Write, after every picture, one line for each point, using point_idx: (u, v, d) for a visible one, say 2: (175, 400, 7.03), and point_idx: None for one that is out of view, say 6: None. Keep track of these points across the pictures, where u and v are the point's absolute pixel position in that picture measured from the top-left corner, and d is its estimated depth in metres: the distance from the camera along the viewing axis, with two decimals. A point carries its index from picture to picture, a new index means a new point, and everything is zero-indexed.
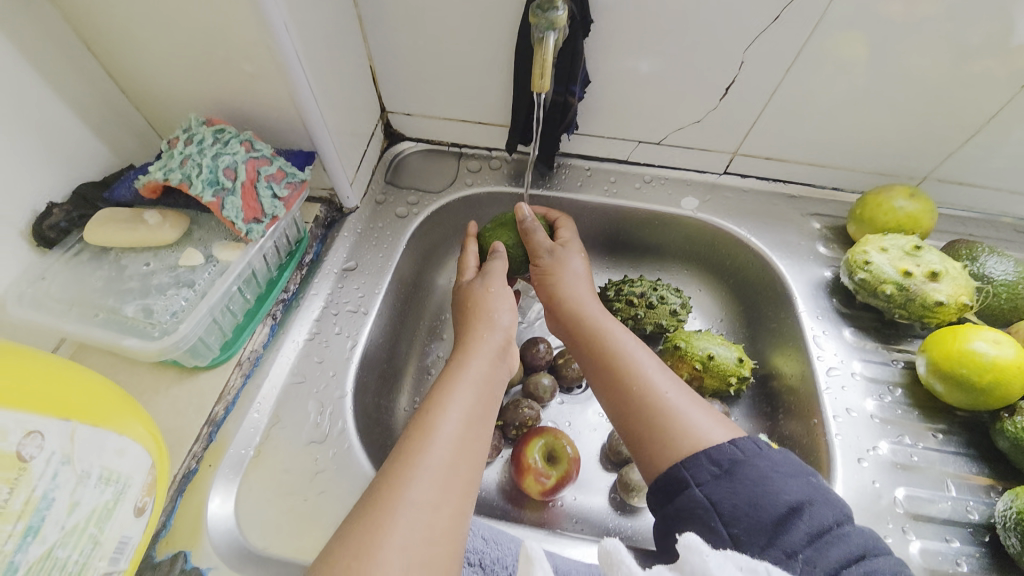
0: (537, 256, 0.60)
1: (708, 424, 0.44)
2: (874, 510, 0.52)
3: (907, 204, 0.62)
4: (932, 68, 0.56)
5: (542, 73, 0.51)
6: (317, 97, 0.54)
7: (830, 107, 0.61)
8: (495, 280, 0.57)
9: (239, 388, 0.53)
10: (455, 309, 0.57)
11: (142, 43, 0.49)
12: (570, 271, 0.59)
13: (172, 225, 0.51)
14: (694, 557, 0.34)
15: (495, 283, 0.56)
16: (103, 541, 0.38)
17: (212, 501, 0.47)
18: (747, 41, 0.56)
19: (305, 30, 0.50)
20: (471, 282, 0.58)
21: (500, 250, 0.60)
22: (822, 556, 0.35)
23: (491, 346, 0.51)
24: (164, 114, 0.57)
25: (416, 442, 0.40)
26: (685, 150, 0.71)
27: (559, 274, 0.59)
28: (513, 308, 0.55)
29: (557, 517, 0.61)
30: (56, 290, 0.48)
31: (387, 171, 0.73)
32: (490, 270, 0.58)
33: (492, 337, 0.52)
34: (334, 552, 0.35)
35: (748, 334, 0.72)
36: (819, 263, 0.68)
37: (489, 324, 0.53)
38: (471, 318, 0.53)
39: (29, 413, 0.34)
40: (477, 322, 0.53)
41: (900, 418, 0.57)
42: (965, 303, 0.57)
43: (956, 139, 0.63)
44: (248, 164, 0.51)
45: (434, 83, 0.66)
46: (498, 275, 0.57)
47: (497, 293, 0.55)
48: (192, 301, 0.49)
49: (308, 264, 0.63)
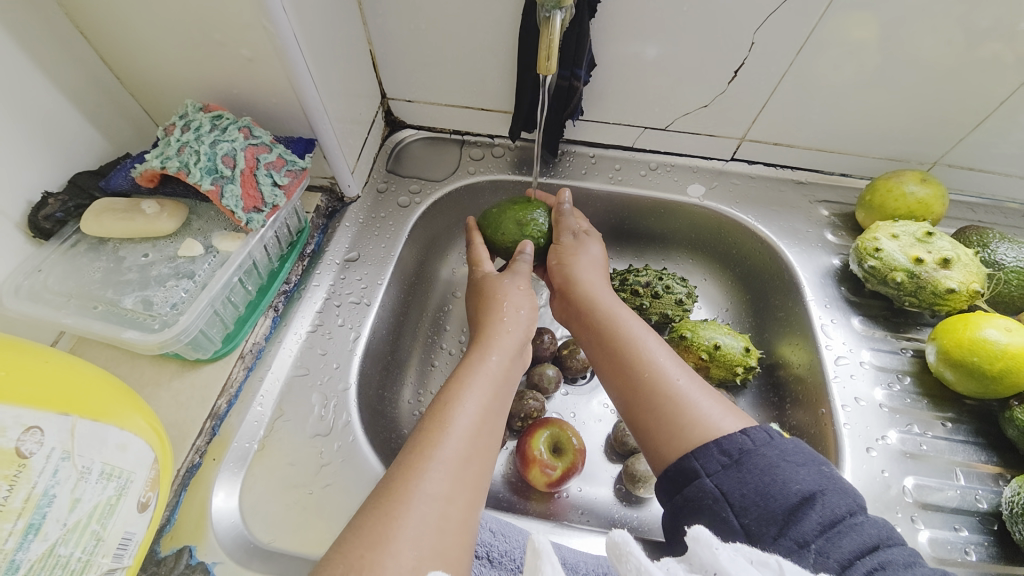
0: (560, 235, 0.61)
1: (718, 413, 0.43)
2: (883, 499, 0.51)
3: (918, 189, 0.61)
4: (946, 50, 0.54)
5: (547, 55, 0.49)
6: (316, 82, 0.52)
7: (841, 91, 0.60)
8: (522, 281, 0.56)
9: (242, 381, 0.53)
10: (472, 296, 0.58)
11: (135, 26, 0.47)
12: (588, 256, 0.59)
13: (169, 215, 0.50)
14: (703, 550, 0.33)
15: (523, 285, 0.56)
16: (106, 537, 0.37)
17: (216, 496, 0.47)
18: (758, 23, 0.54)
19: (303, 13, 0.48)
20: (498, 276, 0.56)
21: (529, 250, 0.58)
22: (835, 547, 0.35)
23: (514, 341, 0.50)
24: (160, 101, 0.56)
25: (433, 434, 0.40)
26: (691, 136, 0.69)
27: (574, 263, 0.58)
28: (536, 309, 0.54)
29: (563, 508, 0.60)
30: (53, 282, 0.47)
31: (388, 159, 0.72)
32: (517, 268, 0.57)
33: (514, 327, 0.51)
34: (346, 542, 0.34)
35: (754, 324, 0.71)
36: (827, 251, 0.67)
37: (512, 317, 0.52)
38: (491, 308, 0.53)
39: (25, 408, 0.34)
40: (492, 312, 0.53)
41: (909, 407, 0.57)
42: (977, 290, 0.56)
43: (968, 123, 0.62)
44: (247, 152, 0.50)
45: (436, 68, 0.64)
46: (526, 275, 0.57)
47: (514, 280, 0.56)
48: (192, 292, 0.48)
49: (310, 255, 0.62)
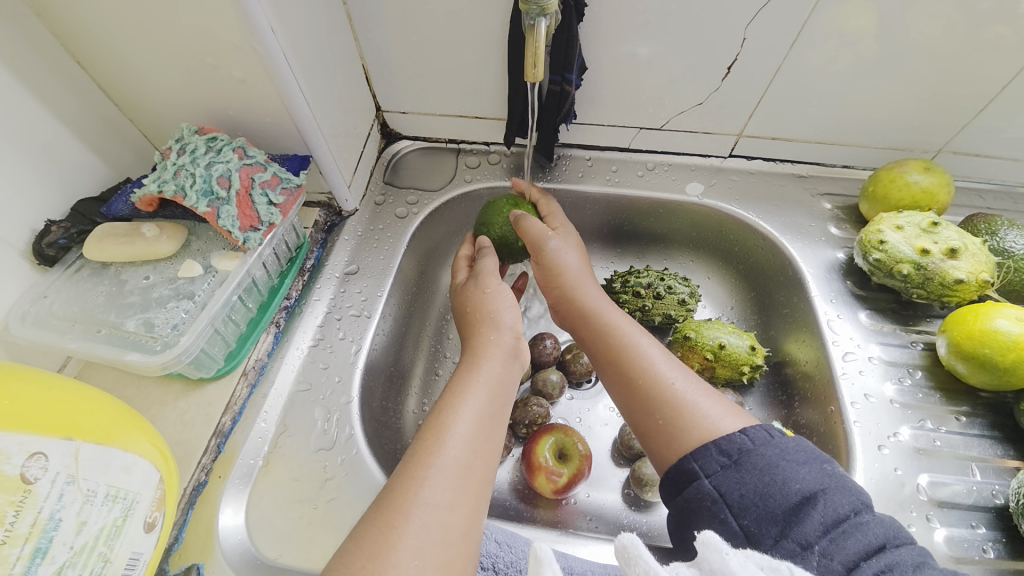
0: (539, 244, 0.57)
1: (717, 413, 0.43)
2: (897, 498, 0.50)
3: (922, 178, 0.60)
4: (942, 36, 0.53)
5: (534, 62, 0.48)
6: (309, 99, 0.53)
7: (838, 82, 0.59)
8: (489, 281, 0.55)
9: (245, 398, 0.53)
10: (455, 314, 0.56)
11: (130, 54, 0.48)
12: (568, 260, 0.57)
13: (169, 237, 0.51)
14: (713, 556, 0.32)
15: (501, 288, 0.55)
16: (113, 558, 0.38)
17: (224, 513, 0.47)
18: (748, 18, 0.54)
19: (293, 33, 0.49)
20: (467, 286, 0.56)
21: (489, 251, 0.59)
22: (839, 548, 0.34)
23: (505, 350, 0.50)
24: (158, 125, 0.57)
25: (430, 443, 0.40)
26: (688, 135, 0.69)
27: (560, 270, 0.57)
28: (516, 305, 0.54)
29: (572, 515, 0.60)
30: (58, 307, 0.48)
31: (386, 171, 0.73)
32: (483, 271, 0.57)
33: (494, 331, 0.51)
34: (347, 553, 0.34)
35: (759, 320, 0.70)
36: (831, 245, 0.66)
37: (498, 327, 0.51)
38: (479, 325, 0.52)
39: (29, 434, 0.34)
40: (479, 321, 0.52)
41: (921, 402, 0.56)
42: (987, 280, 0.54)
43: (969, 109, 0.60)
44: (241, 172, 0.50)
45: (429, 79, 0.65)
46: (492, 275, 0.56)
47: (495, 293, 0.54)
48: (192, 312, 0.49)
49: (310, 269, 0.63)
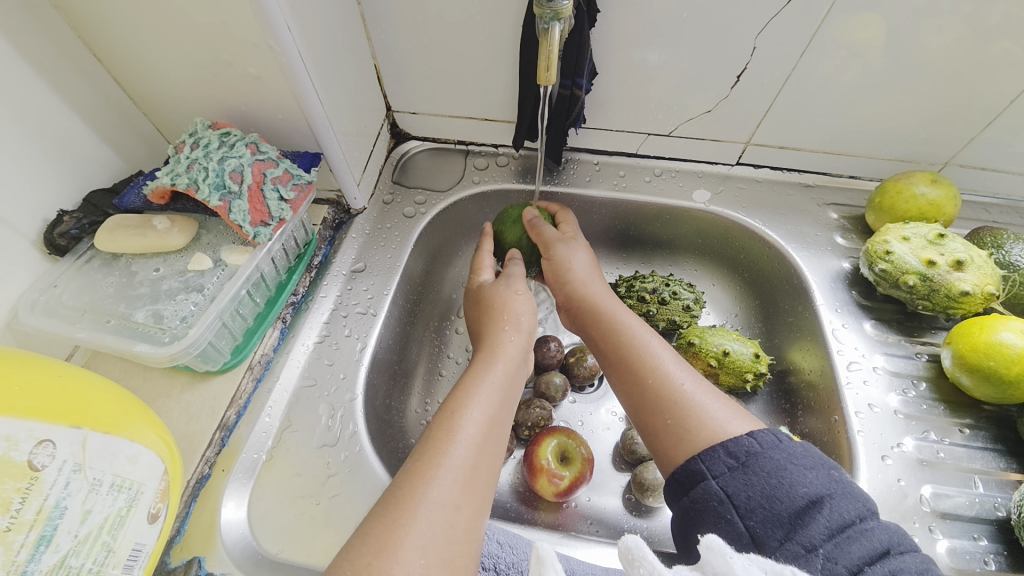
0: (548, 247, 0.59)
1: (725, 417, 0.42)
2: (899, 509, 0.50)
3: (929, 190, 0.60)
4: (951, 49, 0.53)
5: (547, 66, 0.49)
6: (321, 97, 0.53)
7: (846, 92, 0.59)
8: (519, 284, 0.57)
9: (250, 392, 0.53)
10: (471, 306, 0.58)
11: (147, 48, 0.49)
12: (579, 265, 0.58)
13: (180, 230, 0.51)
14: (717, 559, 0.32)
15: (520, 287, 0.56)
16: (116, 548, 0.38)
17: (225, 507, 0.47)
18: (758, 28, 0.54)
19: (308, 31, 0.49)
20: (490, 286, 0.57)
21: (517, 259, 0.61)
22: (844, 552, 0.34)
23: (518, 350, 0.50)
24: (172, 119, 0.57)
25: (439, 442, 0.40)
26: (695, 142, 0.69)
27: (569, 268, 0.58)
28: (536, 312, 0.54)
29: (573, 518, 0.60)
30: (68, 297, 0.48)
31: (394, 170, 0.73)
32: (511, 273, 0.58)
33: (506, 332, 0.51)
34: (353, 549, 0.34)
35: (764, 328, 0.70)
36: (837, 255, 0.66)
37: (511, 325, 0.52)
38: (493, 320, 0.52)
39: (38, 421, 0.35)
40: (491, 322, 0.53)
41: (924, 413, 0.56)
42: (992, 292, 0.54)
43: (976, 123, 0.61)
44: (253, 167, 0.51)
45: (440, 80, 0.65)
46: (520, 279, 0.57)
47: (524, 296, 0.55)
48: (201, 305, 0.49)
49: (317, 266, 0.63)
